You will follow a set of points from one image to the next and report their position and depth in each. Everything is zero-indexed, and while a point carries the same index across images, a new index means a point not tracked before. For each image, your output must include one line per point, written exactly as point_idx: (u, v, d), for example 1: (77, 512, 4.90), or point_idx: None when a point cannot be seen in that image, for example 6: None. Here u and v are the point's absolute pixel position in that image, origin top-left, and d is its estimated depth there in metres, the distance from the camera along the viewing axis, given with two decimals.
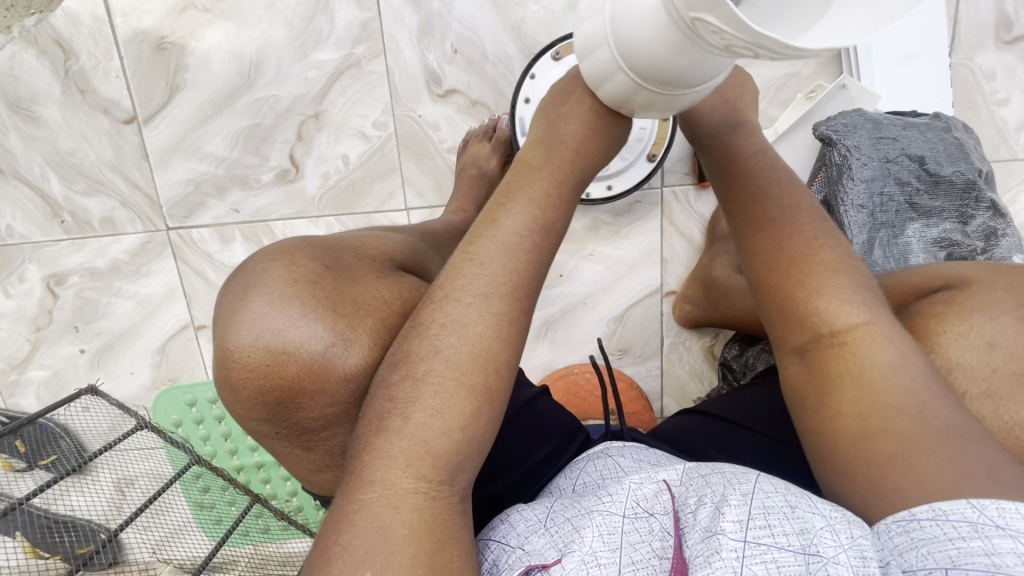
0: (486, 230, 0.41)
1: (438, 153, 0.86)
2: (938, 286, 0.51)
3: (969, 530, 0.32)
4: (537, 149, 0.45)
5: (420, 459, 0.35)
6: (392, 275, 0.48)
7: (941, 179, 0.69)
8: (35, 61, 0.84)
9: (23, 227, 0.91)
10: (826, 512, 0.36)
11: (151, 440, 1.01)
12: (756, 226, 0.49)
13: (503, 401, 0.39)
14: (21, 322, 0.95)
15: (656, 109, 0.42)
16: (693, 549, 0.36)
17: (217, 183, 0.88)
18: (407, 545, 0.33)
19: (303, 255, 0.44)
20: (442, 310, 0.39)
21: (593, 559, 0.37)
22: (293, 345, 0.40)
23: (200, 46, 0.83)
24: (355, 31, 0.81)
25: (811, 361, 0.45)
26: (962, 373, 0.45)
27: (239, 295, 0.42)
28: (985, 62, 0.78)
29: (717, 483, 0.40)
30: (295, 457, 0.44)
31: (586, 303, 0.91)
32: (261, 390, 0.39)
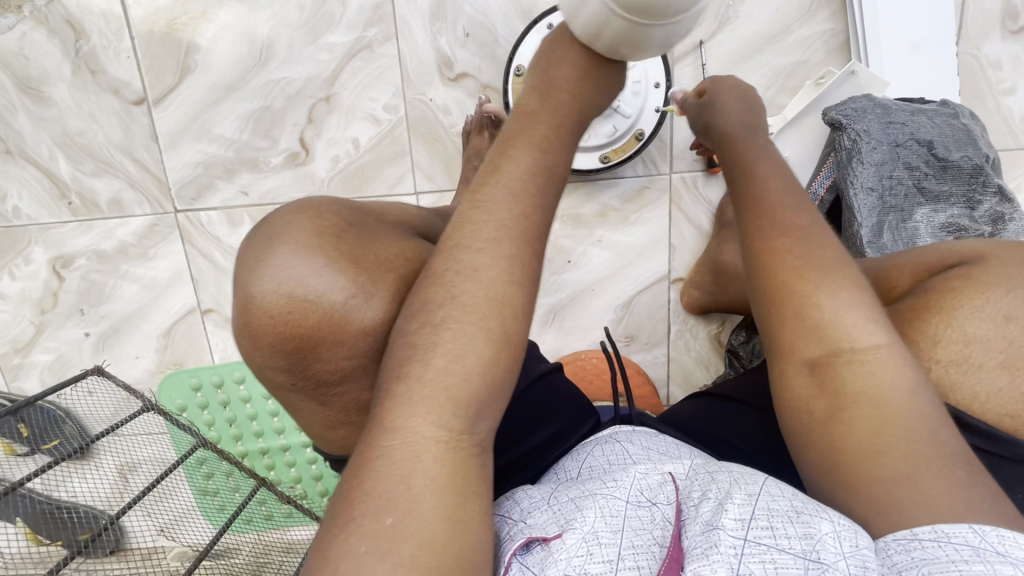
0: (492, 177, 0.41)
1: (448, 137, 0.86)
2: (954, 263, 0.51)
3: (970, 554, 0.32)
4: (532, 97, 0.44)
5: (443, 406, 0.35)
6: (412, 240, 0.47)
7: (949, 163, 0.70)
8: (46, 41, 0.84)
9: (30, 208, 0.91)
10: (830, 518, 0.35)
11: (157, 424, 0.99)
12: (774, 226, 0.46)
13: (521, 348, 0.38)
14: (26, 304, 0.95)
15: (647, 48, 0.43)
16: (692, 540, 0.36)
17: (226, 165, 0.88)
18: (431, 494, 0.33)
19: (325, 210, 0.43)
20: (455, 258, 0.39)
21: (594, 538, 0.37)
22: (314, 294, 0.39)
23: (212, 28, 0.83)
24: (367, 14, 0.82)
25: (823, 376, 0.42)
26: (978, 347, 0.46)
27: (261, 245, 0.41)
28: (992, 52, 0.79)
29: (722, 480, 0.40)
30: (312, 414, 0.43)
31: (594, 290, 0.91)
32: (281, 338, 0.38)
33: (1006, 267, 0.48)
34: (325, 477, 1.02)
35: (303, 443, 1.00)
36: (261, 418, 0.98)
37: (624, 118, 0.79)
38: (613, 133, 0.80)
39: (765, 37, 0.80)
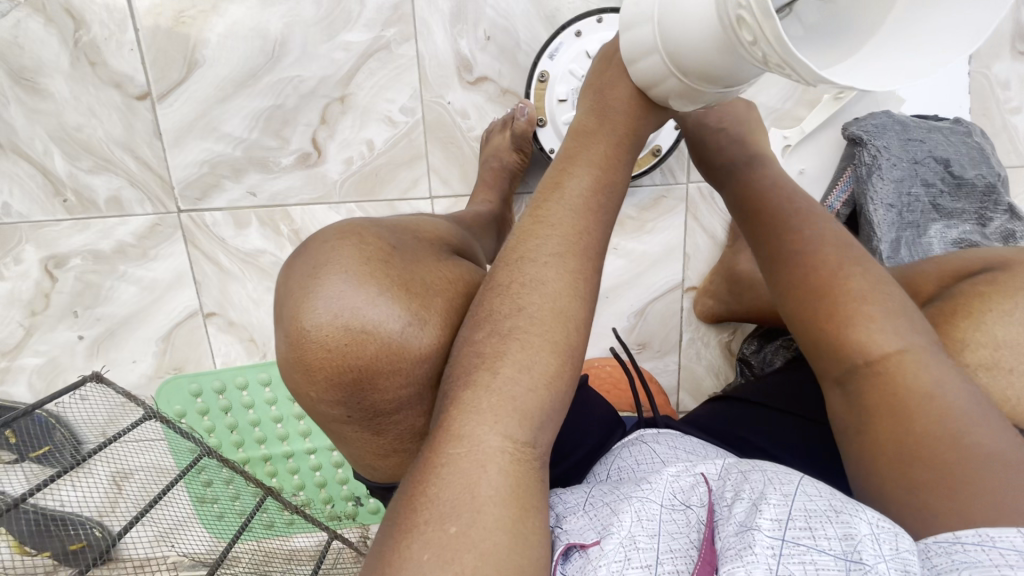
0: (551, 194, 0.40)
1: (465, 141, 0.84)
2: (978, 269, 0.50)
3: (1018, 558, 0.28)
4: (590, 117, 0.44)
5: (508, 416, 0.34)
6: (450, 258, 0.44)
7: (964, 181, 0.71)
8: (42, 30, 0.79)
9: (22, 205, 0.86)
10: (868, 518, 0.32)
11: (153, 431, 0.95)
12: (808, 242, 0.47)
13: (580, 361, 0.38)
14: (15, 305, 0.90)
15: (696, 101, 0.40)
16: (725, 542, 0.32)
17: (234, 165, 0.85)
18: (494, 505, 0.31)
19: (369, 234, 0.41)
20: (519, 270, 0.38)
21: (631, 543, 0.33)
22: (371, 324, 0.36)
23: (221, 23, 0.80)
24: (386, 14, 0.80)
25: (861, 393, 0.42)
26: (1008, 351, 0.44)
27: (306, 272, 0.38)
28: (1001, 71, 0.81)
29: (756, 479, 0.36)
30: (361, 441, 0.41)
31: (608, 297, 0.91)
32: (337, 371, 0.36)
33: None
34: (329, 484, 0.99)
35: (307, 449, 0.97)
36: (263, 424, 0.95)
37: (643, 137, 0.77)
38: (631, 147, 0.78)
39: None
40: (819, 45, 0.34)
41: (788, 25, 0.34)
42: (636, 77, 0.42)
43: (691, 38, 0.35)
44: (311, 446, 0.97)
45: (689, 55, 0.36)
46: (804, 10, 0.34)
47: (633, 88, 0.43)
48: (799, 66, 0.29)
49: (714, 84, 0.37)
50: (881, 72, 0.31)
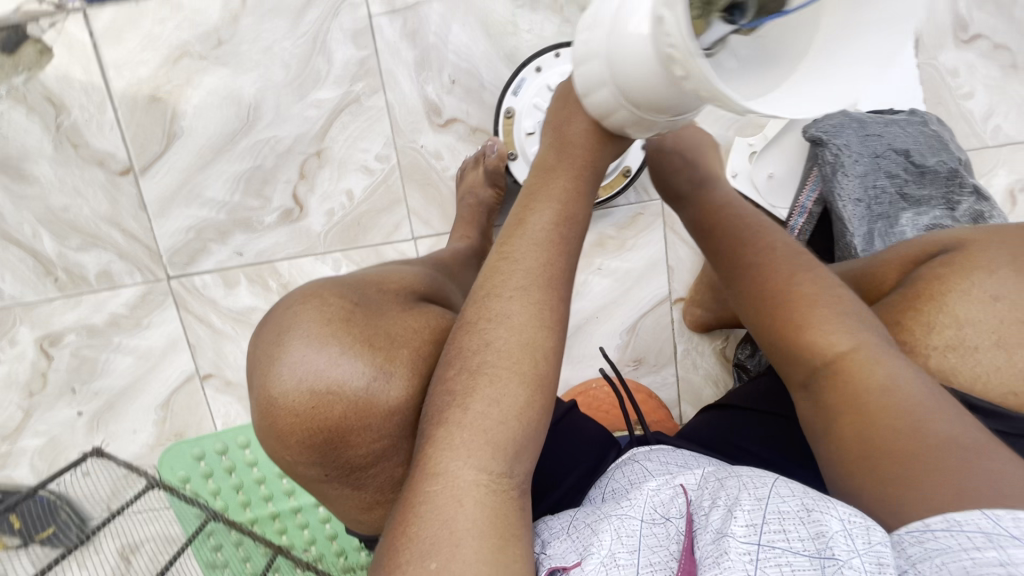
0: (516, 231, 0.42)
1: (442, 181, 0.87)
2: (935, 252, 0.52)
3: (984, 541, 0.28)
4: (549, 152, 0.46)
5: (482, 450, 0.34)
6: (418, 306, 0.45)
7: (926, 169, 0.73)
8: (24, 118, 0.82)
9: (14, 288, 0.88)
10: (842, 514, 0.33)
11: (157, 500, 0.91)
12: (751, 259, 0.50)
13: (552, 390, 0.38)
14: (13, 387, 0.91)
15: (656, 128, 0.41)
16: (704, 551, 0.34)
17: (219, 228, 0.87)
18: (473, 537, 0.32)
19: (333, 294, 0.41)
20: (486, 306, 0.39)
21: (612, 560, 0.36)
22: (337, 384, 0.37)
23: (197, 94, 0.83)
24: (353, 69, 0.83)
25: (817, 392, 0.42)
26: (971, 329, 0.46)
27: (273, 339, 0.39)
28: (948, 61, 0.84)
29: (733, 485, 0.38)
30: (344, 498, 0.42)
31: (598, 318, 0.92)
32: (308, 434, 0.37)
33: (986, 249, 0.48)
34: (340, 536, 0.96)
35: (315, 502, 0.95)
36: (268, 481, 0.94)
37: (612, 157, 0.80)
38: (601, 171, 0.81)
39: None
40: (755, 71, 0.35)
41: (720, 60, 0.34)
42: (592, 110, 0.43)
43: (635, 74, 0.37)
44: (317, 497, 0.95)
45: (635, 89, 0.38)
46: (737, 44, 0.35)
47: (591, 125, 0.44)
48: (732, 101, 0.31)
49: (662, 113, 0.39)
50: (809, 97, 0.34)
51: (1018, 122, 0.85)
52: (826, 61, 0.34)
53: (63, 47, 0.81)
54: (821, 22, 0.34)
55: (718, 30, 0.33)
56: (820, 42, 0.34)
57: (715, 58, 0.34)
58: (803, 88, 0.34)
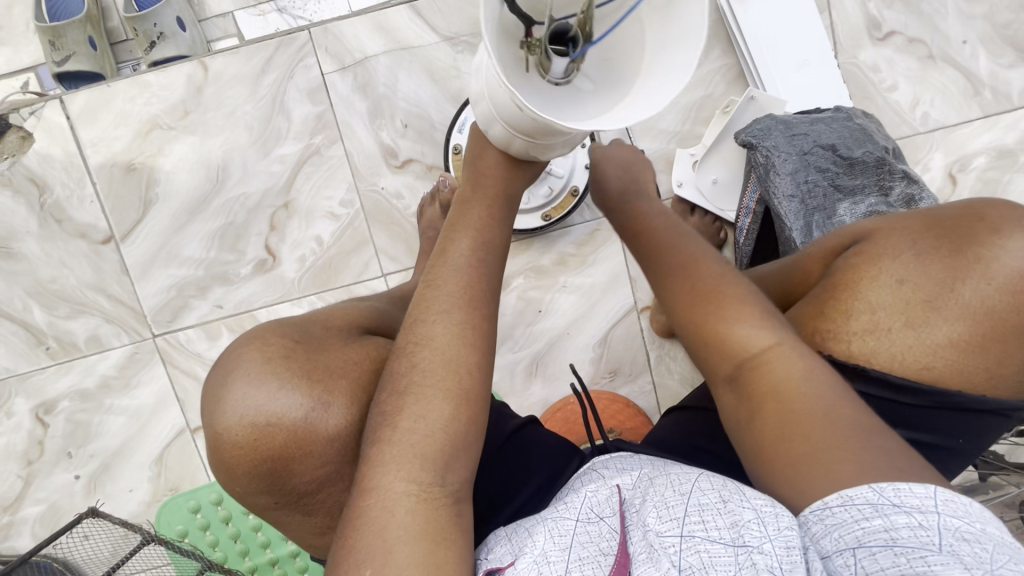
0: (442, 260, 0.45)
1: (404, 219, 0.91)
2: (848, 244, 0.54)
3: (871, 511, 0.34)
4: (467, 183, 0.51)
5: (412, 464, 0.38)
6: (361, 339, 0.48)
7: (855, 160, 0.77)
8: (12, 200, 0.89)
9: (9, 360, 0.92)
10: (755, 504, 0.36)
11: (159, 556, 0.96)
12: (668, 266, 0.50)
13: (481, 402, 0.41)
14: (12, 458, 0.94)
15: (557, 150, 0.47)
16: (636, 546, 0.38)
17: (198, 284, 0.91)
18: (405, 544, 0.35)
19: (273, 334, 0.45)
20: (414, 331, 0.43)
21: (544, 558, 0.38)
22: (275, 416, 0.40)
23: (168, 161, 0.89)
24: (312, 123, 0.89)
25: (741, 388, 0.43)
26: (880, 312, 0.48)
27: (218, 379, 0.43)
28: (867, 58, 0.89)
29: (661, 484, 0.42)
30: (297, 524, 0.45)
31: (569, 333, 0.95)
32: (254, 463, 0.40)
33: (893, 235, 0.50)
34: None
35: None
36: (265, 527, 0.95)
37: (558, 179, 0.84)
38: (551, 193, 0.85)
39: None
40: (603, 91, 0.42)
41: (578, 84, 0.42)
42: (496, 142, 0.49)
43: (509, 110, 0.43)
44: None
45: (513, 120, 0.44)
46: (588, 71, 0.42)
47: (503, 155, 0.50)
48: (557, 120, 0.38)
49: (546, 138, 0.45)
50: (639, 102, 0.39)
51: (944, 107, 0.90)
52: (656, 67, 0.40)
53: (43, 132, 0.88)
54: (648, 39, 0.41)
55: (559, 63, 0.40)
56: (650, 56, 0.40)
57: (573, 83, 0.42)
58: (640, 98, 0.40)
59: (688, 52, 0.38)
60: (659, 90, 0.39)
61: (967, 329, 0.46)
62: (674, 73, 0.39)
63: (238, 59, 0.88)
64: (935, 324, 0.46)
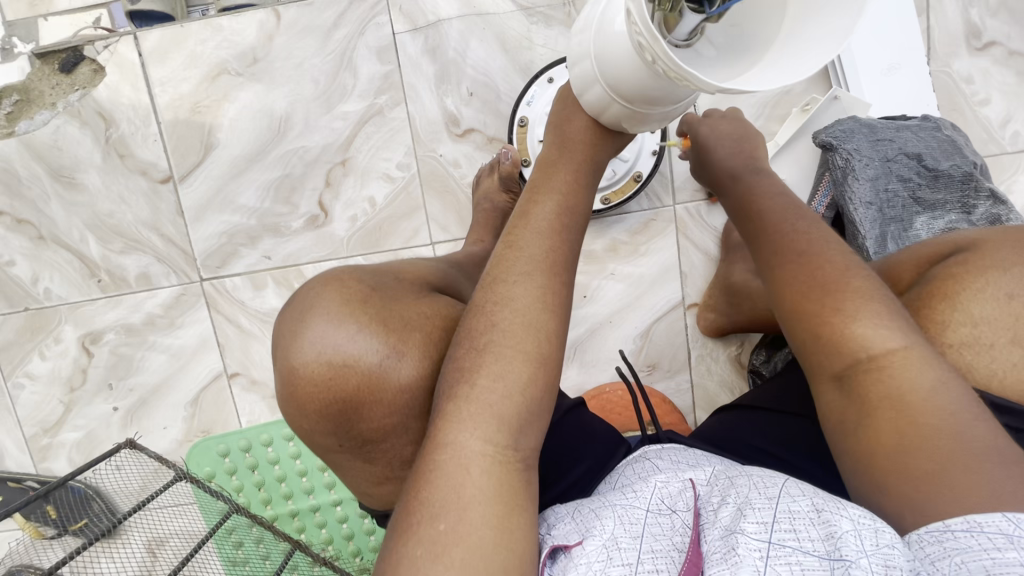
0: (522, 222, 0.46)
1: (459, 188, 0.90)
2: (950, 251, 0.54)
3: (1004, 541, 0.32)
4: (552, 147, 0.50)
5: (489, 423, 0.39)
6: (429, 295, 0.49)
7: (940, 173, 0.73)
8: (78, 132, 0.90)
9: (61, 289, 0.94)
10: (851, 516, 0.37)
11: (184, 495, 0.99)
12: (784, 252, 0.50)
13: (553, 367, 0.43)
14: (56, 383, 0.97)
15: (651, 121, 0.46)
16: (711, 545, 0.39)
17: (249, 233, 0.92)
18: (479, 502, 0.38)
19: (350, 278, 0.46)
20: (493, 291, 0.43)
21: (614, 543, 0.40)
22: (350, 357, 0.41)
23: (233, 107, 0.89)
24: (378, 83, 0.88)
25: (852, 386, 0.45)
26: (986, 326, 0.49)
27: (295, 319, 0.44)
28: (962, 68, 0.84)
29: (743, 485, 0.42)
30: (356, 470, 0.46)
31: (612, 322, 0.93)
32: (325, 403, 0.41)
33: (1000, 247, 0.51)
34: (357, 536, 0.99)
35: (333, 501, 0.98)
36: (290, 478, 0.97)
37: (623, 163, 0.82)
38: (613, 176, 0.83)
39: None
40: (725, 59, 0.40)
41: (699, 47, 0.40)
42: (589, 108, 0.48)
43: (622, 69, 0.41)
44: (336, 497, 0.98)
45: (623, 80, 0.42)
46: (713, 33, 0.40)
47: (589, 119, 0.49)
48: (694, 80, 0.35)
49: (654, 104, 0.43)
50: (774, 75, 0.38)
51: None
52: (796, 41, 0.38)
53: (114, 66, 0.89)
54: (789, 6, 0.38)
55: (691, 20, 0.37)
56: (789, 24, 0.38)
57: (693, 46, 0.39)
58: (782, 64, 0.38)
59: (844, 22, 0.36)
60: (805, 64, 0.37)
61: None
62: (822, 41, 0.37)
63: (311, 10, 0.87)
64: None
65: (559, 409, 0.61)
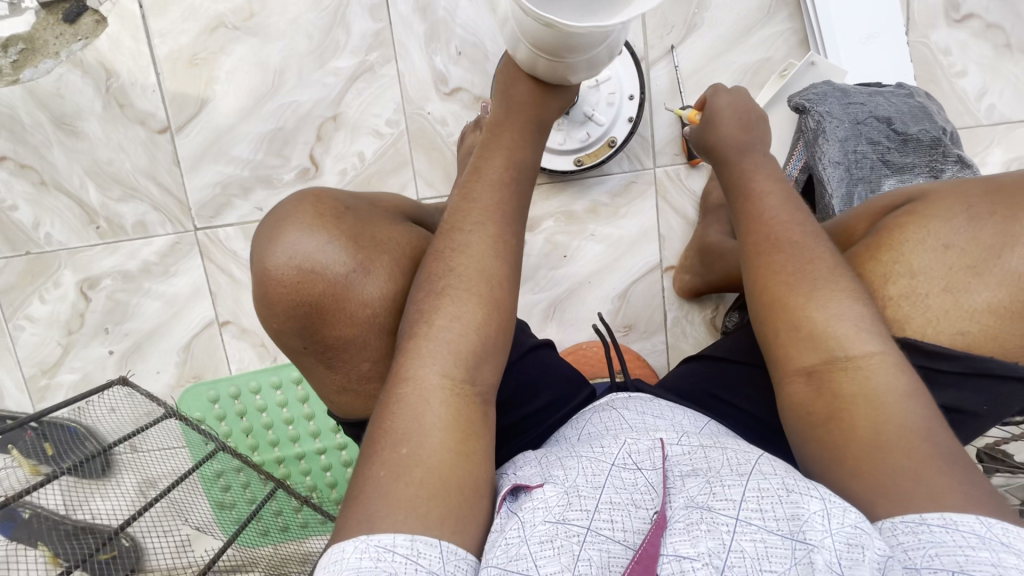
0: (474, 179, 0.49)
1: (446, 146, 0.93)
2: (902, 203, 0.57)
3: (977, 542, 0.37)
4: (498, 102, 0.54)
5: (446, 359, 0.43)
6: (403, 224, 0.53)
7: (909, 137, 0.75)
8: (78, 80, 0.93)
9: (61, 234, 0.98)
10: (820, 497, 0.40)
11: (175, 437, 1.05)
12: (768, 247, 0.52)
13: (507, 310, 0.46)
14: (55, 325, 1.01)
15: (578, 70, 0.50)
16: (676, 511, 0.41)
17: (243, 184, 0.95)
18: (437, 429, 0.41)
19: (325, 198, 0.49)
20: (453, 239, 0.47)
21: (574, 491, 0.43)
22: (320, 266, 0.45)
23: (229, 60, 0.92)
24: (369, 40, 0.90)
25: (821, 383, 0.47)
26: (922, 277, 0.52)
27: (270, 229, 0.46)
28: (940, 39, 0.86)
29: (717, 464, 0.45)
30: (322, 377, 0.49)
31: (591, 282, 0.96)
32: (294, 305, 0.44)
33: (945, 200, 0.54)
34: (339, 484, 1.03)
35: (317, 450, 1.02)
36: (276, 426, 1.01)
37: (597, 126, 0.85)
38: (588, 138, 0.86)
39: (730, 39, 0.88)
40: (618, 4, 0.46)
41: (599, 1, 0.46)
42: (523, 67, 0.51)
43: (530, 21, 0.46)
44: (321, 446, 1.02)
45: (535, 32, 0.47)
46: None
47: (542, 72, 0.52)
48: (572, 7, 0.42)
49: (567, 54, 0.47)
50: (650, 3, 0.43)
51: (1012, 100, 0.86)
52: None
53: (116, 17, 0.91)
54: None
55: None
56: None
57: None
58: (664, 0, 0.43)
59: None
60: None
61: (1007, 295, 0.50)
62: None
63: None
64: (976, 290, 0.50)
65: (522, 346, 0.64)
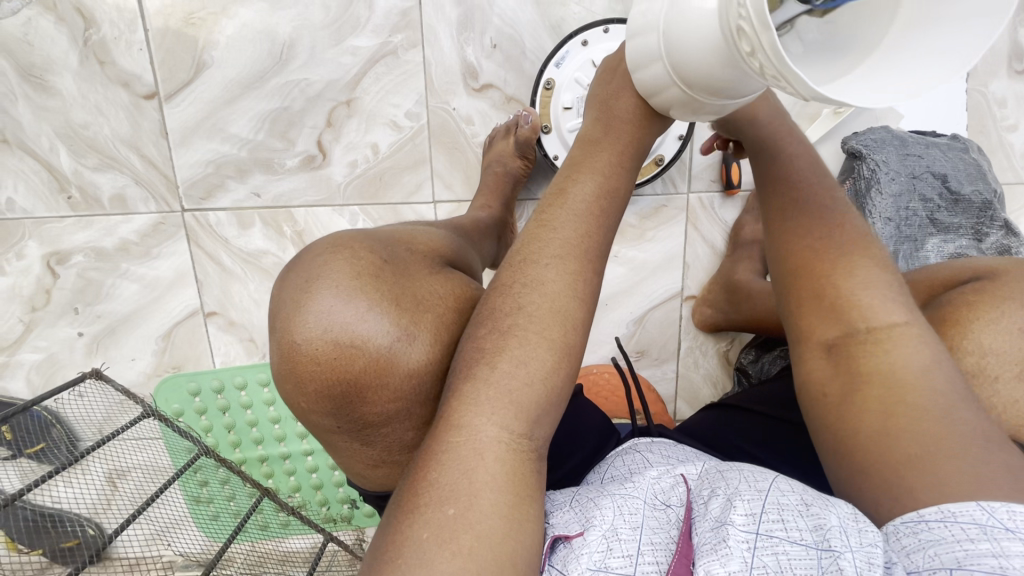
0: (558, 201, 0.44)
1: (469, 147, 0.86)
2: (967, 277, 0.54)
3: (978, 533, 0.32)
4: (596, 126, 0.47)
5: (507, 411, 0.38)
6: (442, 271, 0.47)
7: (961, 197, 0.72)
8: (52, 28, 0.80)
9: (26, 201, 0.86)
10: (838, 513, 0.36)
11: (149, 430, 0.94)
12: (791, 211, 0.50)
13: (578, 358, 0.41)
14: (15, 301, 0.90)
15: (706, 113, 0.43)
16: (703, 537, 0.37)
17: (239, 166, 0.86)
18: (490, 490, 0.36)
19: (361, 247, 0.43)
20: (524, 271, 0.41)
21: (614, 535, 0.39)
22: (360, 338, 0.38)
23: (231, 25, 0.81)
24: (394, 20, 0.81)
25: (841, 356, 0.45)
26: (995, 358, 0.48)
27: (300, 285, 0.40)
28: (997, 90, 0.82)
29: (734, 478, 0.41)
30: (350, 451, 0.43)
31: (608, 304, 0.92)
32: (328, 384, 0.38)
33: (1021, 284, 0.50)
34: (325, 486, 0.99)
35: (304, 451, 0.97)
36: (261, 424, 0.95)
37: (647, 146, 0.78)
38: None
39: None
40: (817, 59, 0.36)
41: (788, 43, 0.35)
42: (640, 88, 0.45)
43: (699, 55, 0.38)
44: (308, 447, 0.97)
45: (693, 66, 0.39)
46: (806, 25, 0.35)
47: (641, 101, 0.46)
48: (800, 86, 0.31)
49: (714, 95, 0.40)
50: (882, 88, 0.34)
51: None
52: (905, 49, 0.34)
53: None
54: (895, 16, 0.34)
55: (791, 10, 0.33)
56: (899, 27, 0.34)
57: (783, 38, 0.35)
58: (888, 74, 0.34)
59: (975, 35, 0.33)
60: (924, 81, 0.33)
61: None
62: (950, 57, 0.33)
63: None
64: None
65: None
